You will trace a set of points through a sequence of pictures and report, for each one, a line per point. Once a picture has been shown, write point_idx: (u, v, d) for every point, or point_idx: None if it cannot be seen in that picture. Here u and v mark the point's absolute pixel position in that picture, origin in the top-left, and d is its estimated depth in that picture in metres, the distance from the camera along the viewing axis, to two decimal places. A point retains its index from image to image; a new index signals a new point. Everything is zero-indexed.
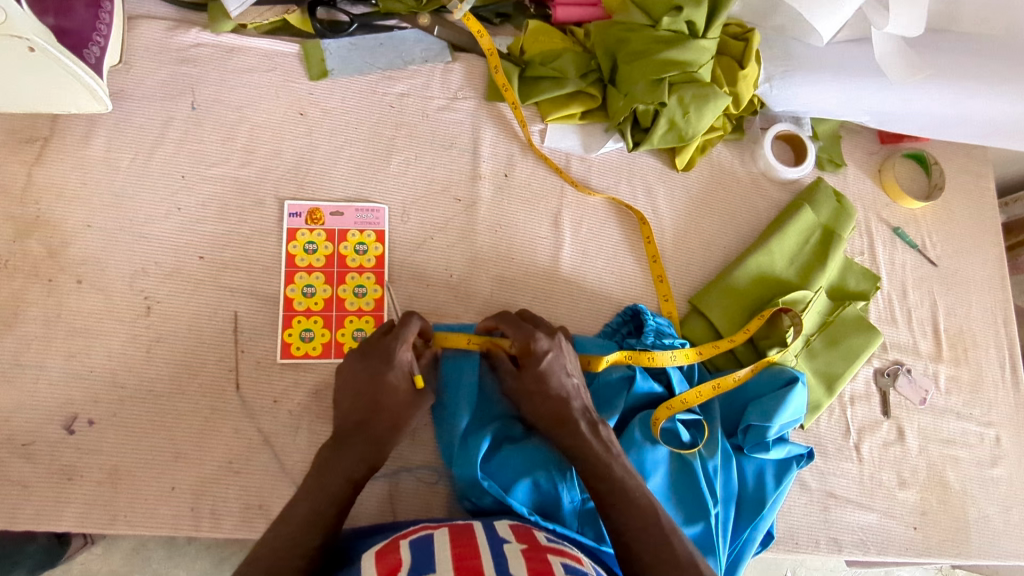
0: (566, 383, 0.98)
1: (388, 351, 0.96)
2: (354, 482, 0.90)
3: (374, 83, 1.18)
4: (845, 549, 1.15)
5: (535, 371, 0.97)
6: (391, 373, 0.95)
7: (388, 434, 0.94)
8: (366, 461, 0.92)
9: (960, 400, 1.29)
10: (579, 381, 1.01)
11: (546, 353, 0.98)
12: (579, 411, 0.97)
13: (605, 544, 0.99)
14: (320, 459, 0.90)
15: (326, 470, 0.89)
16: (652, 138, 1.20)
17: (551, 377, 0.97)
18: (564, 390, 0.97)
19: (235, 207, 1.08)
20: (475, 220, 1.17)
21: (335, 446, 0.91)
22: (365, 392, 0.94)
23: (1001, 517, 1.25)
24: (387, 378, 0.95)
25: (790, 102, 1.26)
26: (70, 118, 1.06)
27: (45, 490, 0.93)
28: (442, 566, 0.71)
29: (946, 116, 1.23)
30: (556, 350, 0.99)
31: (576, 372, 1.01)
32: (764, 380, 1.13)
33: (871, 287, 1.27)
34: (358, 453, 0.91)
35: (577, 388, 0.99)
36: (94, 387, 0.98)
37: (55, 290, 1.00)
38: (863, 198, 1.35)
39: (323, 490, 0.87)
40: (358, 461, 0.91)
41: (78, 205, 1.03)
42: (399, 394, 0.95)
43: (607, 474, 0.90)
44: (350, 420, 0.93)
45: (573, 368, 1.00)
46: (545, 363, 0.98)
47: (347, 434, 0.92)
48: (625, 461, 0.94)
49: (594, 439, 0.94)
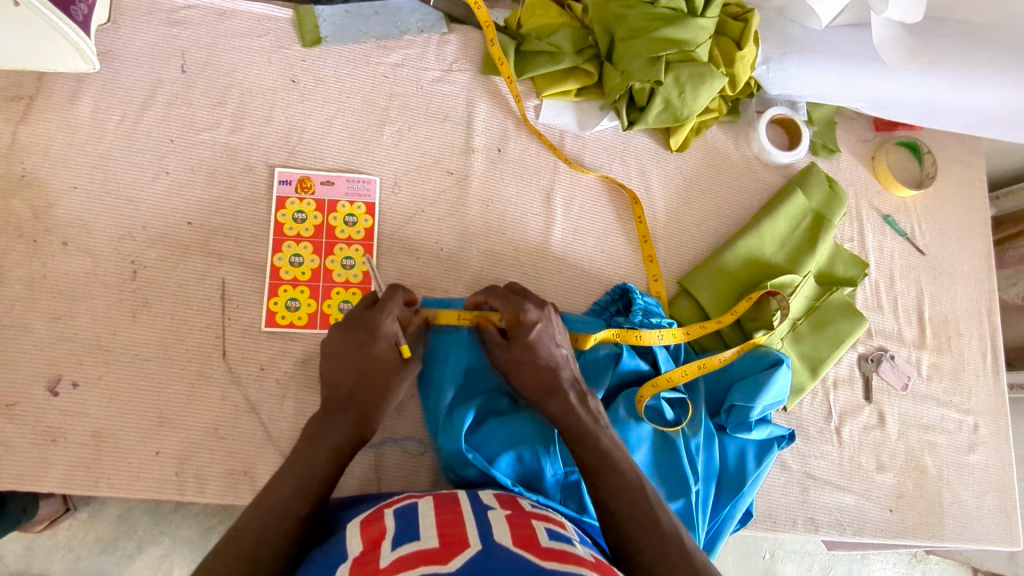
0: (555, 354, 0.99)
1: (371, 322, 0.95)
2: (346, 452, 0.91)
3: (368, 52, 1.17)
4: (821, 529, 1.17)
5: (525, 342, 0.98)
6: (376, 344, 0.95)
7: (377, 405, 0.95)
8: (356, 432, 0.92)
9: (941, 387, 1.31)
10: (568, 351, 1.02)
11: (535, 324, 0.98)
12: (568, 382, 0.98)
13: (588, 515, 1.00)
14: (309, 432, 0.91)
15: (315, 442, 0.89)
16: (646, 118, 1.19)
17: (540, 348, 0.98)
18: (553, 360, 0.98)
19: (224, 173, 1.07)
20: (467, 194, 1.16)
21: (325, 419, 0.92)
22: (353, 364, 0.95)
23: (976, 503, 1.27)
24: (373, 349, 0.95)
25: (787, 85, 1.26)
26: (57, 77, 1.04)
27: (28, 450, 0.93)
28: (426, 533, 0.72)
29: (943, 103, 1.23)
30: (545, 320, 0.99)
31: (564, 343, 1.01)
32: (749, 361, 1.13)
33: (859, 273, 1.28)
34: (347, 426, 0.92)
35: (566, 359, 1.00)
36: (79, 350, 0.97)
37: (40, 251, 0.99)
38: (855, 184, 1.36)
39: (314, 457, 0.87)
40: (347, 433, 0.91)
41: (64, 166, 1.02)
42: (385, 365, 0.96)
43: (590, 448, 0.91)
44: (339, 392, 0.94)
45: (561, 339, 1.01)
46: (534, 334, 0.98)
47: (336, 407, 0.93)
48: (612, 433, 0.95)
49: (583, 411, 0.95)
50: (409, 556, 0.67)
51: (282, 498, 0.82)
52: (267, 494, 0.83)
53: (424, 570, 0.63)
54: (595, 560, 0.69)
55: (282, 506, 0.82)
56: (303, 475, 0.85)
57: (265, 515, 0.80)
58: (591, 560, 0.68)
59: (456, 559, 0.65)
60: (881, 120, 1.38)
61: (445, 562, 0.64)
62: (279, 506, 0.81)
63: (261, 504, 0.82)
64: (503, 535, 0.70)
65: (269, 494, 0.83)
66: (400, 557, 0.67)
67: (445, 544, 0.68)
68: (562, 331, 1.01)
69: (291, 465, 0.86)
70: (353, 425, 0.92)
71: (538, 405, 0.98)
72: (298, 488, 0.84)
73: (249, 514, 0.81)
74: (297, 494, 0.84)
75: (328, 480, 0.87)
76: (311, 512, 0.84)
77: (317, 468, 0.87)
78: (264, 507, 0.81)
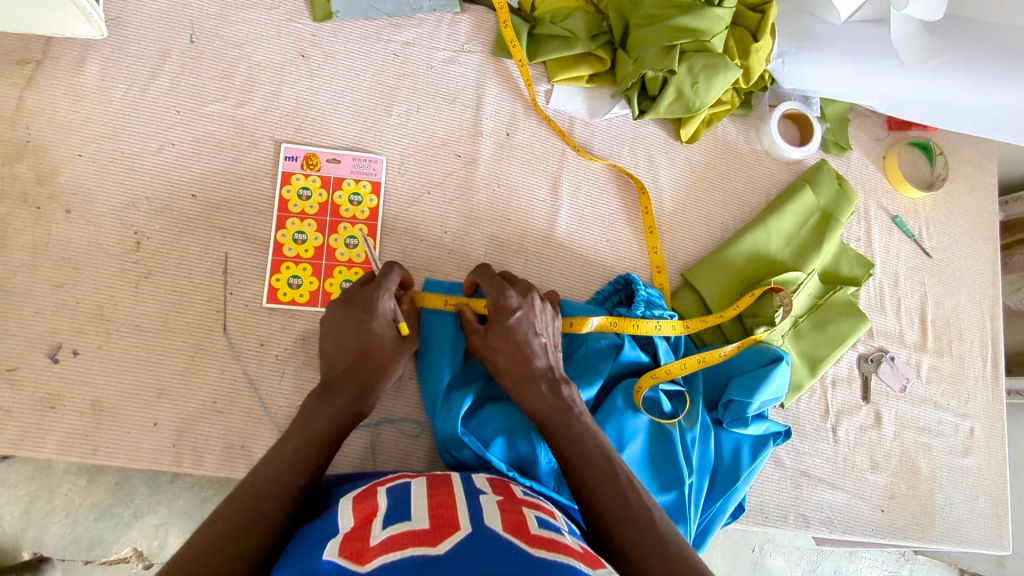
0: (534, 342, 0.97)
1: (367, 300, 0.95)
2: (342, 429, 0.91)
3: (379, 29, 1.15)
4: (812, 526, 1.18)
5: (502, 328, 0.97)
6: (374, 322, 0.95)
7: (374, 382, 0.95)
8: (353, 409, 0.93)
9: (939, 391, 1.31)
10: (550, 341, 1.00)
11: (515, 310, 0.97)
12: (541, 371, 0.96)
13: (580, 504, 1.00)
14: (306, 407, 0.91)
15: (311, 417, 0.90)
16: (658, 108, 1.17)
17: (518, 335, 0.97)
18: (529, 348, 0.97)
19: (230, 147, 1.07)
20: (473, 177, 1.15)
21: (322, 395, 0.92)
22: (350, 342, 0.94)
23: (967, 506, 1.28)
24: (369, 327, 0.95)
25: (803, 79, 1.23)
26: (64, 42, 1.03)
27: (27, 416, 0.94)
28: (418, 513, 0.72)
29: (959, 104, 1.20)
30: (527, 307, 0.98)
31: (547, 332, 0.99)
32: (749, 358, 1.13)
33: (864, 273, 1.28)
34: (345, 402, 0.92)
35: (546, 348, 0.98)
36: (80, 318, 0.97)
37: (43, 218, 0.98)
38: (864, 183, 1.35)
39: (312, 433, 0.88)
40: (344, 409, 0.92)
41: (70, 133, 1.01)
42: (382, 343, 0.96)
43: (575, 438, 0.90)
44: (336, 368, 0.94)
45: (544, 328, 0.99)
46: (513, 320, 0.97)
47: (334, 382, 0.93)
48: (588, 421, 0.94)
49: (553, 399, 0.94)
50: (398, 536, 0.67)
51: (277, 470, 0.83)
52: (262, 465, 0.83)
53: (412, 550, 0.63)
54: (582, 549, 0.69)
55: (277, 478, 0.82)
56: (298, 449, 0.86)
57: (259, 486, 0.80)
58: (579, 550, 0.68)
59: (445, 541, 0.65)
60: (894, 119, 1.37)
61: (433, 543, 0.64)
62: (274, 477, 0.82)
63: (255, 475, 0.82)
64: (494, 520, 0.70)
65: (264, 465, 0.83)
66: (390, 536, 0.67)
67: (435, 526, 0.69)
68: (546, 319, 1.00)
69: (287, 439, 0.87)
70: (350, 402, 0.93)
71: (511, 392, 0.97)
72: (295, 461, 0.85)
73: (243, 483, 0.81)
74: (292, 466, 0.84)
75: (324, 455, 0.88)
76: (306, 486, 0.84)
77: (314, 443, 0.87)
78: (258, 478, 0.81)
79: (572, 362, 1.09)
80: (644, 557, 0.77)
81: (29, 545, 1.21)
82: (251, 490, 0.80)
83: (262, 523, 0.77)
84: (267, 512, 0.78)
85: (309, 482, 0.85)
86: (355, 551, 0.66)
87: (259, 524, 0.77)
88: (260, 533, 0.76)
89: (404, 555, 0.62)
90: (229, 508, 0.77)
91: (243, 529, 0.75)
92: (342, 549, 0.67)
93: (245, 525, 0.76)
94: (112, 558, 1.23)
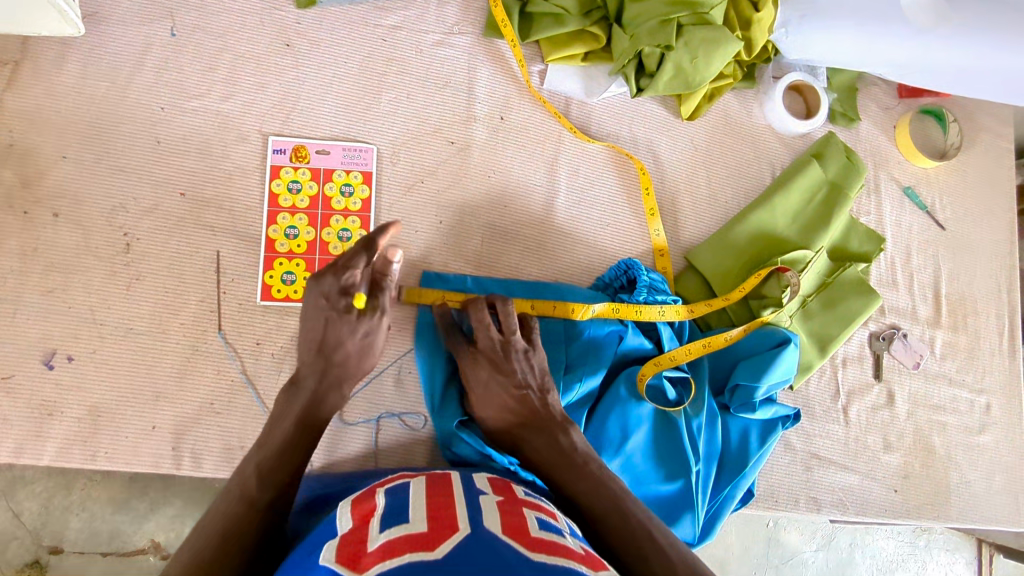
0: (514, 398, 0.93)
1: (329, 287, 0.90)
2: (318, 420, 0.90)
3: (366, 14, 1.12)
4: (824, 508, 1.16)
5: (480, 394, 0.95)
6: (339, 305, 0.90)
7: (344, 366, 0.92)
8: (321, 397, 0.90)
9: (954, 366, 1.28)
10: (537, 390, 0.94)
11: (482, 373, 0.94)
12: (531, 429, 0.92)
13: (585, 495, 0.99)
14: (277, 406, 0.90)
15: (283, 415, 0.88)
16: (656, 85, 1.13)
17: (495, 396, 0.94)
18: (513, 406, 0.93)
19: (217, 142, 1.04)
20: (467, 164, 1.12)
21: (292, 388, 0.90)
22: (316, 328, 0.91)
23: (983, 484, 1.25)
24: (336, 313, 0.91)
25: (807, 49, 1.18)
26: (42, 41, 1.00)
27: (26, 423, 0.93)
28: (416, 515, 0.70)
29: (969, 70, 1.16)
30: (493, 365, 0.94)
31: (532, 382, 0.94)
32: (756, 341, 1.11)
33: (875, 249, 1.23)
34: (312, 392, 0.90)
35: (531, 400, 0.93)
36: (73, 323, 0.96)
37: (31, 223, 0.97)
38: (874, 155, 1.30)
39: (280, 434, 0.86)
40: (313, 399, 0.89)
41: (53, 134, 0.99)
42: (351, 326, 0.91)
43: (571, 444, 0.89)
44: (304, 357, 0.92)
45: (527, 380, 0.94)
46: (484, 382, 0.94)
47: (303, 372, 0.91)
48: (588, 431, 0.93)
49: (549, 457, 0.89)
50: (395, 538, 0.65)
51: (243, 490, 0.80)
52: (228, 489, 0.81)
53: (410, 554, 0.61)
54: (584, 552, 0.67)
55: (251, 500, 0.80)
56: (260, 470, 0.82)
57: (239, 506, 0.79)
58: (580, 552, 0.66)
59: (444, 544, 0.63)
60: (904, 87, 1.31)
61: (432, 547, 0.63)
62: (243, 500, 0.79)
63: (223, 502, 0.80)
64: (494, 522, 0.69)
65: (230, 488, 0.81)
66: (388, 538, 0.65)
67: (434, 528, 0.67)
68: (521, 362, 0.95)
69: (256, 451, 0.84)
70: (322, 391, 0.90)
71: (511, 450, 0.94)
72: (260, 474, 0.82)
73: (215, 509, 0.80)
74: (258, 484, 0.81)
75: (304, 452, 0.87)
76: (276, 498, 0.82)
77: (284, 445, 0.85)
78: (228, 501, 0.80)
79: (573, 349, 1.05)
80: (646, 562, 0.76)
81: (47, 539, 1.15)
82: (225, 517, 0.78)
83: (248, 541, 0.77)
84: (253, 531, 0.78)
85: (278, 495, 0.82)
86: (352, 557, 0.64)
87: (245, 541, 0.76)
88: (247, 548, 0.76)
89: (402, 560, 0.60)
90: (213, 528, 0.77)
91: (231, 543, 0.75)
92: (338, 555, 0.65)
93: (230, 545, 0.75)
94: (133, 550, 1.17)
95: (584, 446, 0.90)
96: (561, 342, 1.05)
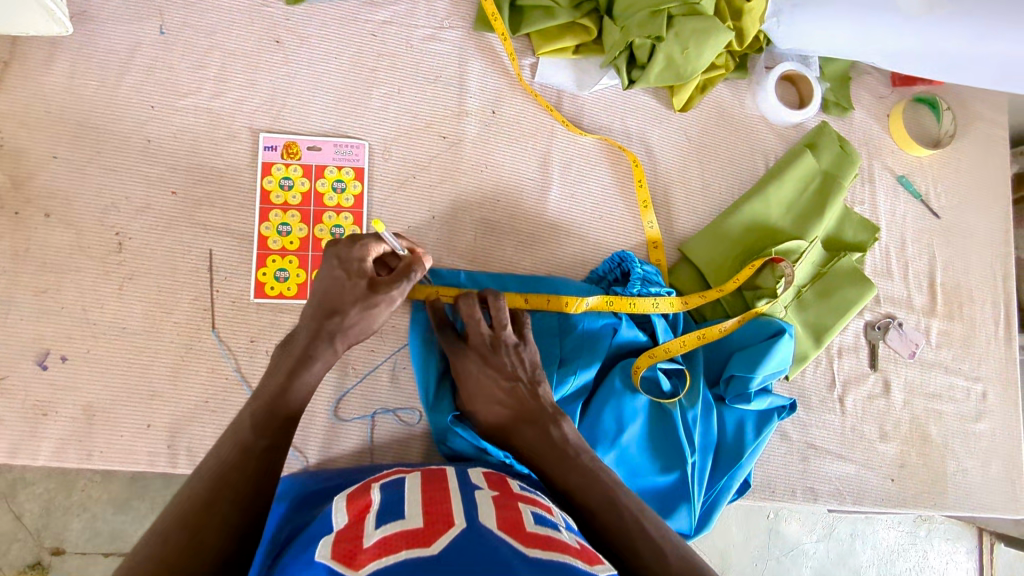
0: (502, 391, 0.93)
1: (342, 248, 0.89)
2: (301, 383, 0.86)
3: (355, 10, 1.11)
4: (821, 498, 1.16)
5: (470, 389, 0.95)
6: (347, 268, 0.89)
7: (339, 333, 0.89)
8: (311, 363, 0.87)
9: (950, 355, 1.28)
10: (525, 382, 0.94)
11: (470, 367, 0.95)
12: (521, 421, 0.92)
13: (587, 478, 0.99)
14: (271, 364, 0.89)
15: (272, 375, 0.86)
16: (648, 77, 1.13)
17: (484, 391, 0.94)
18: (501, 399, 0.93)
19: (208, 140, 1.04)
20: (460, 158, 1.12)
21: (286, 346, 0.89)
22: (319, 288, 0.90)
23: (980, 471, 1.25)
24: (342, 276, 0.89)
25: (798, 38, 1.18)
26: (30, 41, 1.00)
27: (21, 423, 0.93)
28: (411, 510, 0.70)
29: (961, 57, 1.15)
30: (480, 359, 0.95)
31: (521, 374, 0.95)
32: (751, 331, 1.11)
33: (869, 238, 1.23)
34: (302, 356, 0.87)
35: (518, 391, 0.93)
36: (66, 323, 0.96)
37: (22, 224, 0.97)
38: (868, 144, 1.30)
39: (269, 392, 0.84)
40: (301, 363, 0.87)
41: (43, 135, 0.99)
42: (352, 290, 0.88)
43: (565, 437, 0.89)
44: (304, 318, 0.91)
45: (515, 371, 0.95)
46: (472, 376, 0.95)
47: (299, 334, 0.90)
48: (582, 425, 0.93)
49: (541, 450, 0.89)
50: (390, 534, 0.65)
51: (237, 438, 0.78)
52: (224, 437, 0.79)
53: (406, 551, 0.61)
54: (579, 547, 0.67)
55: (246, 447, 0.78)
56: (256, 422, 0.80)
57: (235, 455, 0.76)
58: (575, 547, 0.66)
59: (439, 540, 0.63)
60: (898, 75, 1.31)
61: (427, 543, 0.63)
62: (238, 448, 0.77)
63: (218, 451, 0.77)
64: (489, 517, 0.69)
65: (225, 437, 0.79)
66: (383, 535, 0.65)
67: (429, 524, 0.67)
68: (511, 356, 0.96)
69: (248, 405, 0.83)
70: (312, 353, 0.88)
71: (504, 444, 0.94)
72: (256, 426, 0.80)
73: (211, 456, 0.77)
74: (254, 433, 0.79)
75: (283, 425, 0.82)
76: (273, 445, 0.80)
77: (269, 403, 0.83)
78: (224, 447, 0.77)
79: (567, 342, 1.05)
80: (639, 555, 0.76)
81: (50, 540, 1.15)
82: (219, 465, 0.75)
83: (248, 492, 0.74)
84: (253, 483, 0.75)
85: (275, 443, 0.80)
86: (347, 553, 0.64)
87: (246, 495, 0.74)
88: (246, 500, 0.73)
89: (397, 557, 0.60)
90: (208, 477, 0.74)
91: (228, 498, 0.73)
92: (333, 551, 0.65)
93: (228, 496, 0.73)
94: (133, 550, 1.17)
95: (578, 439, 0.91)
96: (554, 336, 1.05)
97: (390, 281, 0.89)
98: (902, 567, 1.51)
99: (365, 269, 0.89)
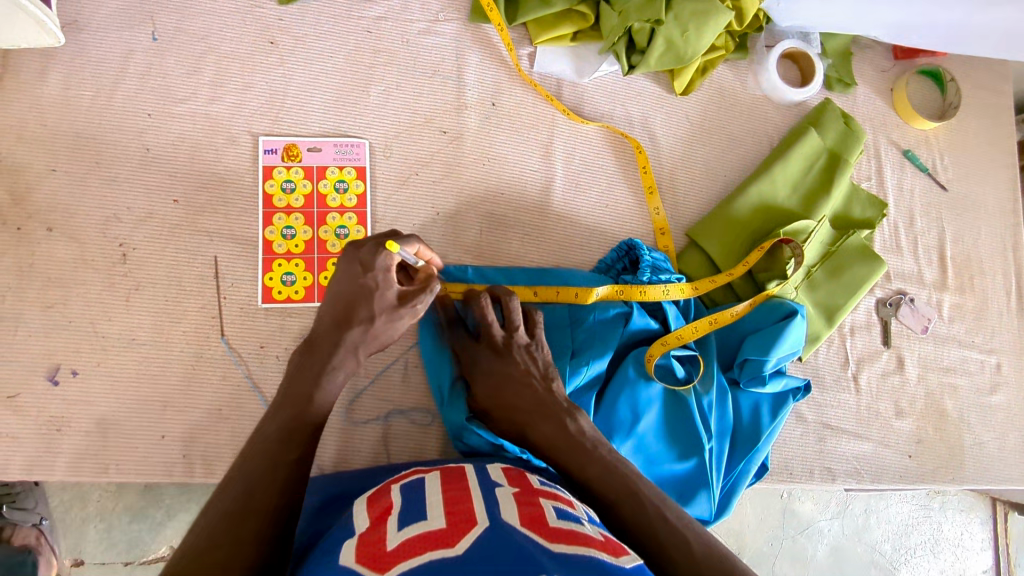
0: (514, 387, 0.93)
1: (368, 255, 0.87)
2: (324, 394, 0.85)
3: (349, 7, 1.10)
4: (839, 478, 1.16)
5: (482, 387, 0.95)
6: (374, 277, 0.88)
7: (363, 343, 0.89)
8: (335, 375, 0.87)
9: (963, 328, 1.27)
10: (538, 379, 0.94)
11: (482, 366, 0.96)
12: (534, 416, 0.91)
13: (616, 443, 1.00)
14: (290, 370, 0.86)
15: (295, 385, 0.84)
16: (649, 61, 1.11)
17: (495, 388, 0.94)
18: (514, 396, 0.93)
19: (207, 146, 1.03)
20: (461, 152, 1.11)
21: (306, 353, 0.87)
22: (343, 296, 0.88)
23: (997, 444, 1.25)
24: (368, 285, 0.88)
25: (799, 16, 1.16)
26: (23, 54, 0.99)
27: (34, 439, 0.93)
28: (433, 511, 0.70)
29: (964, 26, 1.15)
30: (492, 359, 0.95)
31: (534, 371, 0.94)
32: (762, 314, 1.10)
33: (877, 214, 1.22)
34: (326, 367, 0.86)
35: (529, 387, 0.93)
36: (75, 337, 0.96)
37: (25, 239, 0.96)
38: (873, 119, 1.28)
39: (294, 402, 0.83)
40: (325, 374, 0.86)
41: (42, 148, 0.98)
42: (379, 300, 0.88)
43: (582, 432, 0.89)
44: (325, 325, 0.89)
45: (527, 368, 0.94)
46: (484, 374, 0.95)
47: (319, 341, 0.88)
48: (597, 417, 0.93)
49: (561, 444, 0.88)
50: (414, 537, 0.64)
51: (257, 453, 0.77)
52: (253, 451, 0.78)
53: (431, 553, 0.60)
54: (605, 539, 0.67)
55: (272, 461, 0.77)
56: (283, 433, 0.80)
57: (261, 467, 0.76)
58: (601, 539, 0.66)
59: (464, 540, 0.62)
60: (900, 48, 1.29)
61: (452, 544, 0.62)
62: (261, 464, 0.76)
63: (238, 468, 0.76)
64: (511, 514, 0.68)
65: (253, 450, 0.78)
66: (407, 537, 0.65)
67: (452, 524, 0.66)
68: (523, 355, 0.96)
69: (271, 418, 0.81)
70: (337, 364, 0.87)
71: (519, 440, 0.93)
72: (283, 438, 0.79)
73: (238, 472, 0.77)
74: (281, 446, 0.78)
75: (307, 443, 0.81)
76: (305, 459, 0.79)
77: (296, 415, 0.82)
78: (246, 463, 0.76)
79: (579, 334, 1.04)
80: (662, 547, 0.76)
81: (68, 551, 1.15)
82: (243, 480, 0.75)
83: (266, 503, 0.74)
84: (280, 491, 0.75)
85: (303, 457, 0.80)
86: (372, 557, 0.63)
87: (269, 503, 0.74)
88: (270, 509, 0.74)
89: (423, 561, 0.60)
90: (234, 491, 0.74)
91: (249, 510, 0.72)
92: (357, 555, 0.65)
93: (256, 507, 0.72)
94: (152, 559, 1.17)
95: (593, 432, 0.90)
96: (566, 328, 1.05)
97: (416, 291, 0.90)
98: (918, 540, 1.51)
99: (392, 280, 0.89)
